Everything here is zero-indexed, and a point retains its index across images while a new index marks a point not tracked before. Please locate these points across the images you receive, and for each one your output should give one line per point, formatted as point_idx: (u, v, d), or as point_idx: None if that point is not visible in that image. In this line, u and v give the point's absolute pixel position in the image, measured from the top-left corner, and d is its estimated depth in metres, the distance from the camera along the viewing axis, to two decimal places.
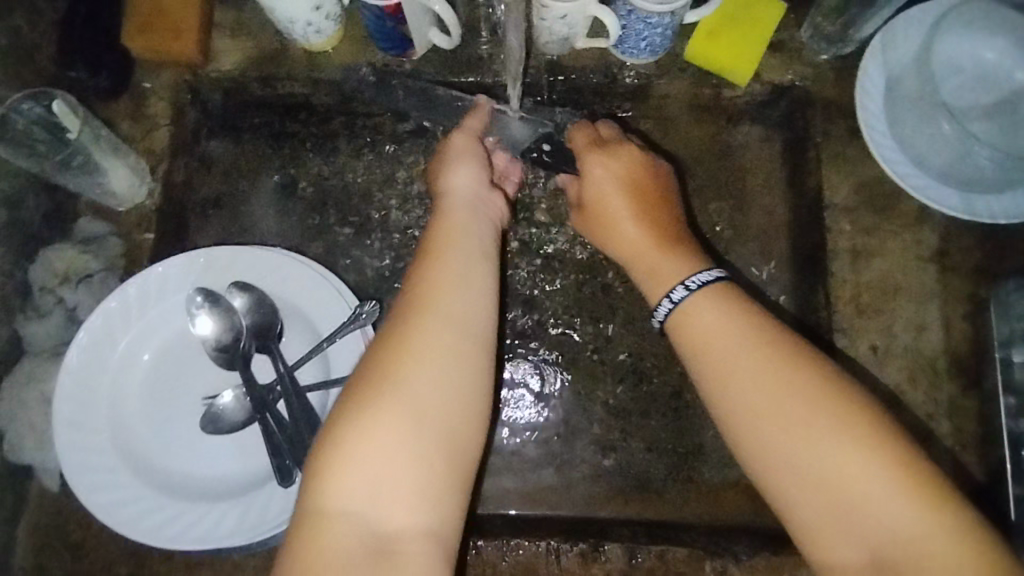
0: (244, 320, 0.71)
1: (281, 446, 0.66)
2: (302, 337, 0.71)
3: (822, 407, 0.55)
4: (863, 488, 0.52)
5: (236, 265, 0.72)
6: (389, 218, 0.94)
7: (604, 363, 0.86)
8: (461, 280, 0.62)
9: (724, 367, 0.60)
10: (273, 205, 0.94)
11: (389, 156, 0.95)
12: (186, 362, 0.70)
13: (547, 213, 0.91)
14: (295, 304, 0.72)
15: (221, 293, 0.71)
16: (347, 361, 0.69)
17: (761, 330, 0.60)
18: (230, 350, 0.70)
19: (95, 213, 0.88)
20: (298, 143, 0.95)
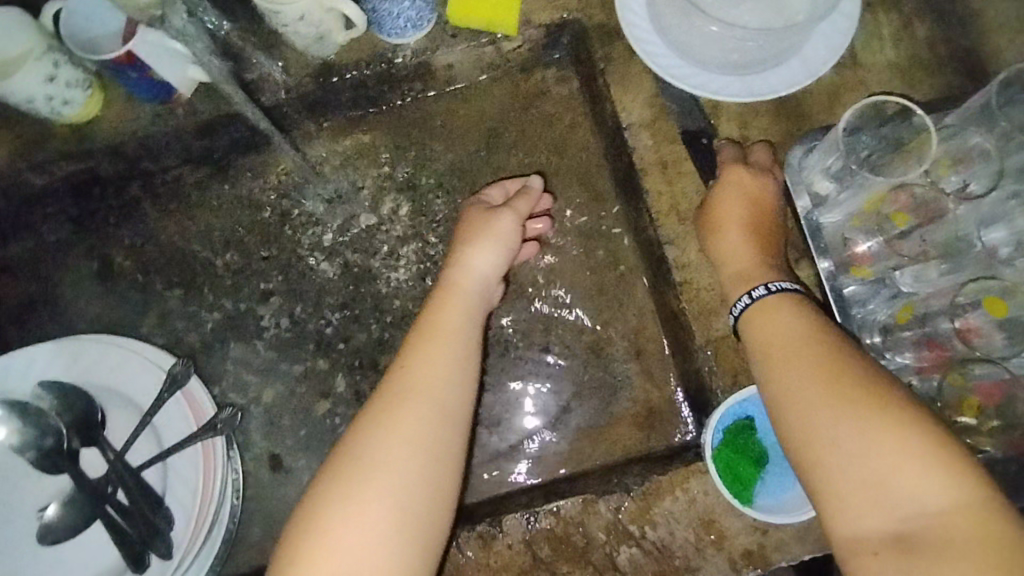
0: (62, 419, 0.67)
1: (128, 533, 0.64)
2: (124, 416, 0.67)
3: (886, 409, 0.58)
4: (904, 478, 0.55)
5: (33, 365, 0.68)
6: (215, 267, 0.90)
7: None
8: (458, 356, 0.68)
9: (786, 362, 0.65)
10: (92, 290, 0.90)
11: (200, 205, 0.92)
12: (5, 482, 0.66)
13: (374, 213, 0.91)
14: (109, 384, 0.68)
15: (28, 398, 0.67)
16: (175, 426, 0.66)
17: (826, 340, 0.65)
18: (53, 453, 0.66)
19: None
20: (102, 222, 0.92)
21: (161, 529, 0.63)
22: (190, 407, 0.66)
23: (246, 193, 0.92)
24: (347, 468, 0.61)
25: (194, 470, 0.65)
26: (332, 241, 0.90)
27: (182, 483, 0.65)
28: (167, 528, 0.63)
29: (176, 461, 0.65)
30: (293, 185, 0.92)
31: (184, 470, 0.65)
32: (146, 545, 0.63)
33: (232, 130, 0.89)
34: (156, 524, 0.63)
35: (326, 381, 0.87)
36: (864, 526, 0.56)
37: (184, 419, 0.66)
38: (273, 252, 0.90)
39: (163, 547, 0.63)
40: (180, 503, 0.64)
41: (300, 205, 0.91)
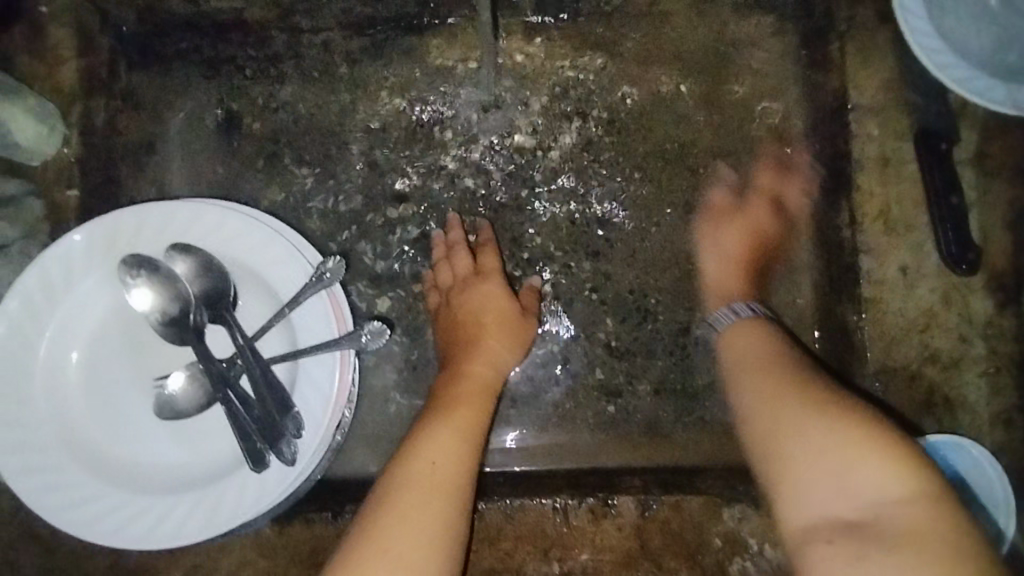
0: (190, 291, 0.61)
1: (249, 429, 0.59)
2: (260, 302, 0.62)
3: (797, 403, 0.59)
4: (842, 471, 0.53)
5: (172, 224, 0.62)
6: (349, 153, 0.82)
7: (603, 301, 0.79)
8: (463, 435, 0.66)
9: (751, 378, 0.65)
10: (214, 146, 0.82)
11: (347, 80, 0.82)
12: (130, 343, 0.61)
13: (531, 137, 0.81)
14: (247, 266, 0.62)
15: (159, 259, 0.61)
16: (314, 326, 0.61)
17: (772, 358, 0.66)
18: (179, 324, 0.61)
19: (6, 170, 0.75)
20: (237, 72, 0.82)
21: (285, 434, 0.59)
22: (333, 310, 0.61)
23: (396, 78, 0.82)
24: (412, 492, 0.61)
25: (327, 379, 0.60)
26: (480, 157, 0.81)
27: (313, 388, 0.60)
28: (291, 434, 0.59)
29: (309, 364, 0.60)
30: (451, 83, 0.82)
31: (317, 377, 0.60)
32: (267, 448, 0.59)
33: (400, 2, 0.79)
34: (281, 425, 0.59)
35: None
36: (815, 510, 0.53)
37: (327, 323, 0.61)
38: (413, 152, 0.82)
39: (288, 452, 0.58)
40: (309, 410, 0.59)
41: (452, 107, 0.82)
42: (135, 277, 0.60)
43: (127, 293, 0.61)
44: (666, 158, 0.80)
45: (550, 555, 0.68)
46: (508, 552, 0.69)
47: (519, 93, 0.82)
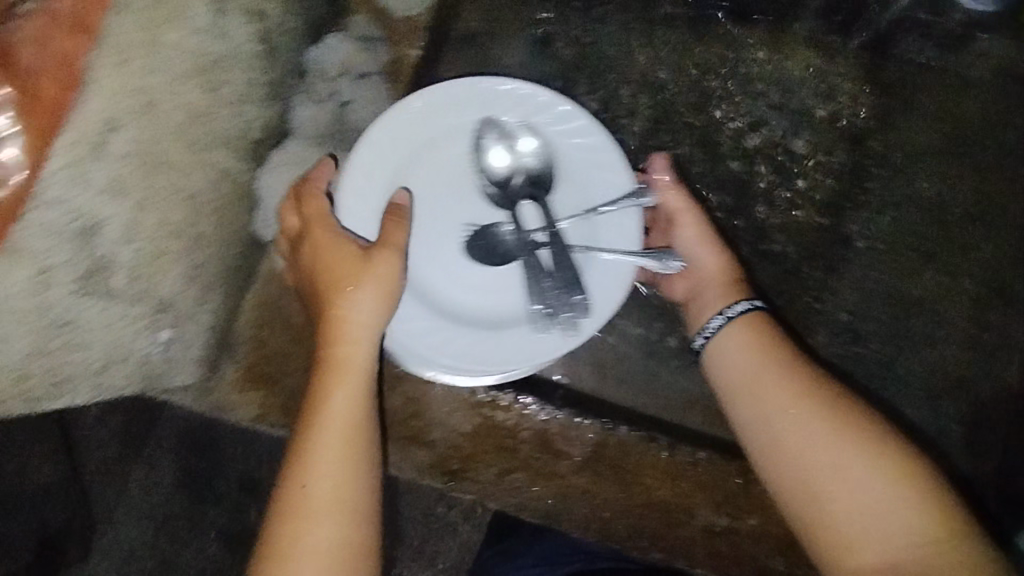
0: (524, 164, 0.69)
1: (546, 295, 0.66)
2: (575, 195, 0.69)
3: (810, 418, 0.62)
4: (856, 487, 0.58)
5: (529, 104, 0.69)
6: (637, 102, 0.87)
7: (822, 312, 0.84)
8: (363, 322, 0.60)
9: (761, 395, 0.64)
10: (522, 56, 0.87)
11: (662, 40, 0.88)
12: (461, 186, 0.69)
13: (809, 147, 0.86)
14: (577, 162, 0.70)
15: (512, 129, 0.69)
16: (616, 234, 0.68)
17: (775, 363, 0.66)
18: (506, 189, 0.69)
19: (367, 13, 0.80)
20: (567, 0, 0.88)
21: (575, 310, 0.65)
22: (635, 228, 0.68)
23: (709, 53, 0.87)
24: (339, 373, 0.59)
25: (618, 281, 0.67)
26: (757, 146, 0.86)
27: (603, 284, 0.67)
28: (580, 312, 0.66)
29: (604, 262, 0.67)
30: (758, 74, 0.87)
31: (609, 275, 0.67)
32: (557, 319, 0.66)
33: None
34: (568, 301, 0.66)
35: None
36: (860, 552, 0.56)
37: (633, 237, 0.68)
38: (696, 121, 0.86)
39: (569, 325, 0.66)
40: (596, 300, 0.66)
41: (746, 96, 0.87)
42: (486, 138, 0.69)
43: (476, 147, 0.69)
44: (927, 206, 0.85)
45: (721, 509, 0.75)
46: (685, 492, 0.75)
47: (814, 102, 0.87)
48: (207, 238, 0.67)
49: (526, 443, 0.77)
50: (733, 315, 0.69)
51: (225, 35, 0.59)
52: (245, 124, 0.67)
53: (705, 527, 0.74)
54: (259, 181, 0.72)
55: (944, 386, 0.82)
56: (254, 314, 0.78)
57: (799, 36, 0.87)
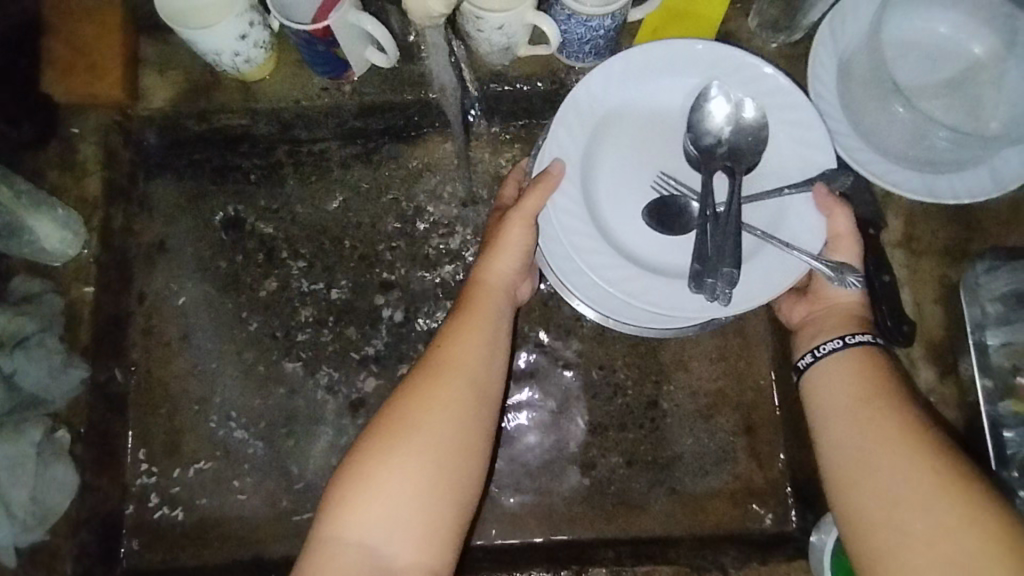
0: (734, 124, 0.71)
1: (708, 258, 0.67)
2: (777, 176, 0.71)
3: (899, 477, 0.58)
4: (915, 546, 0.55)
5: (757, 78, 0.71)
6: (343, 247, 0.91)
7: (575, 378, 0.85)
8: (471, 376, 0.64)
9: (851, 425, 0.63)
10: (217, 242, 0.91)
11: (341, 181, 0.92)
12: (656, 145, 0.73)
13: None
14: (780, 129, 0.71)
15: (744, 99, 0.71)
16: (805, 229, 0.69)
17: (883, 391, 0.64)
18: (708, 153, 0.71)
19: (29, 271, 0.80)
20: (242, 177, 0.92)
21: (720, 280, 0.66)
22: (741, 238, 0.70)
23: (387, 178, 0.92)
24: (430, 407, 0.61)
25: (781, 271, 0.68)
26: (460, 248, 0.90)
27: (759, 273, 0.68)
28: (735, 272, 0.66)
29: (774, 250, 0.68)
30: (432, 181, 0.92)
31: (772, 266, 0.68)
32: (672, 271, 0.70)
33: (391, 117, 0.89)
34: (726, 266, 0.66)
35: None
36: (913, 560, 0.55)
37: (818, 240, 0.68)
38: (399, 244, 0.91)
39: (721, 292, 0.66)
40: (750, 282, 0.67)
41: (435, 204, 0.91)
42: (702, 96, 0.71)
43: (708, 104, 0.71)
44: None
45: None
46: None
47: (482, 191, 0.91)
48: None
49: None
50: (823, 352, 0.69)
51: None
52: None
53: None
54: None
55: (710, 404, 0.83)
56: None
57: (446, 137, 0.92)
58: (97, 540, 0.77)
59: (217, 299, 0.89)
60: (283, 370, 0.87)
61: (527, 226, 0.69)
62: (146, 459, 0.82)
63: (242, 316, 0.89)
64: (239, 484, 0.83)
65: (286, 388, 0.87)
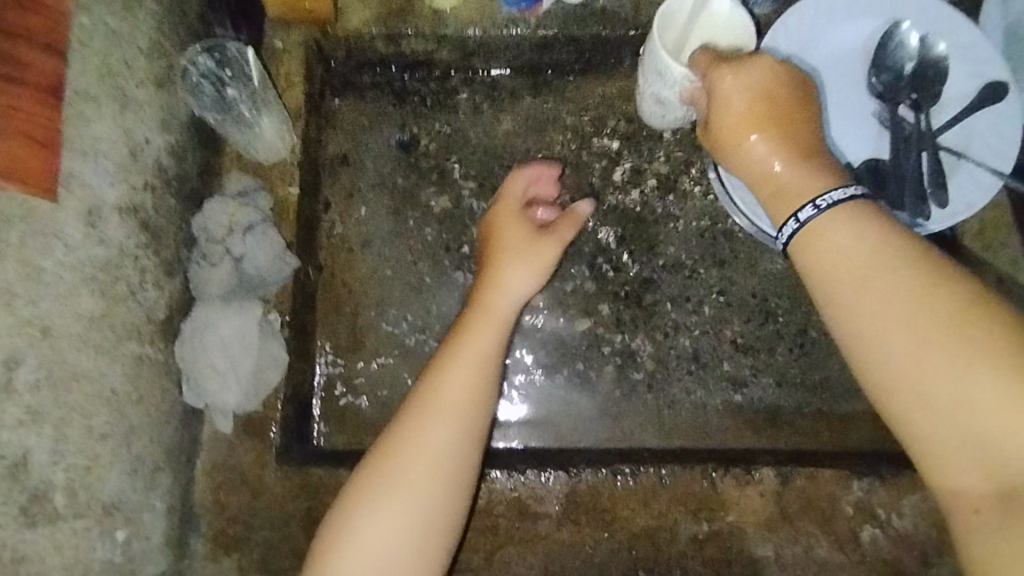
0: (918, 58, 0.76)
1: (905, 185, 0.74)
2: (956, 103, 0.75)
3: (896, 270, 0.52)
4: (860, 293, 0.53)
5: (940, 15, 0.75)
6: (512, 171, 0.96)
7: (730, 304, 0.91)
8: (472, 397, 0.70)
9: (932, 316, 0.50)
10: (392, 160, 0.96)
11: (510, 109, 0.97)
12: (846, 81, 0.77)
13: (666, 163, 0.94)
14: (962, 61, 0.75)
15: (929, 35, 0.75)
16: (992, 149, 0.74)
17: (875, 256, 0.53)
18: (891, 88, 0.76)
19: (242, 167, 0.86)
20: (419, 101, 0.97)
21: (915, 204, 0.73)
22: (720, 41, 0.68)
23: (554, 109, 0.97)
24: (426, 416, 0.68)
25: (977, 190, 0.73)
26: (623, 177, 0.94)
27: (963, 193, 0.73)
28: (933, 191, 0.73)
29: (970, 169, 0.73)
30: (597, 116, 0.96)
31: (970, 184, 0.73)
32: (873, 183, 0.74)
33: (565, 50, 0.95)
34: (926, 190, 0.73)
35: (593, 303, 0.92)
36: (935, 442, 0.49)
37: (1006, 160, 0.73)
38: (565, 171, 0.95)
39: (926, 213, 0.73)
40: (954, 197, 0.73)
41: (600, 135, 0.96)
42: (889, 34, 0.76)
43: (894, 41, 0.76)
44: None
45: (700, 515, 0.79)
46: (662, 511, 0.79)
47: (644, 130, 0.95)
48: (142, 427, 0.69)
49: (504, 516, 0.79)
50: (827, 205, 0.57)
51: (149, 224, 0.71)
52: (147, 309, 0.70)
53: (692, 537, 0.78)
54: (177, 354, 0.76)
55: None
56: (206, 481, 0.79)
57: (616, 72, 0.97)
58: (295, 417, 0.84)
59: (393, 212, 0.95)
60: (454, 281, 0.94)
61: (557, 248, 0.83)
62: (333, 349, 0.90)
63: (417, 230, 0.95)
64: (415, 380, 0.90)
65: (459, 297, 0.93)
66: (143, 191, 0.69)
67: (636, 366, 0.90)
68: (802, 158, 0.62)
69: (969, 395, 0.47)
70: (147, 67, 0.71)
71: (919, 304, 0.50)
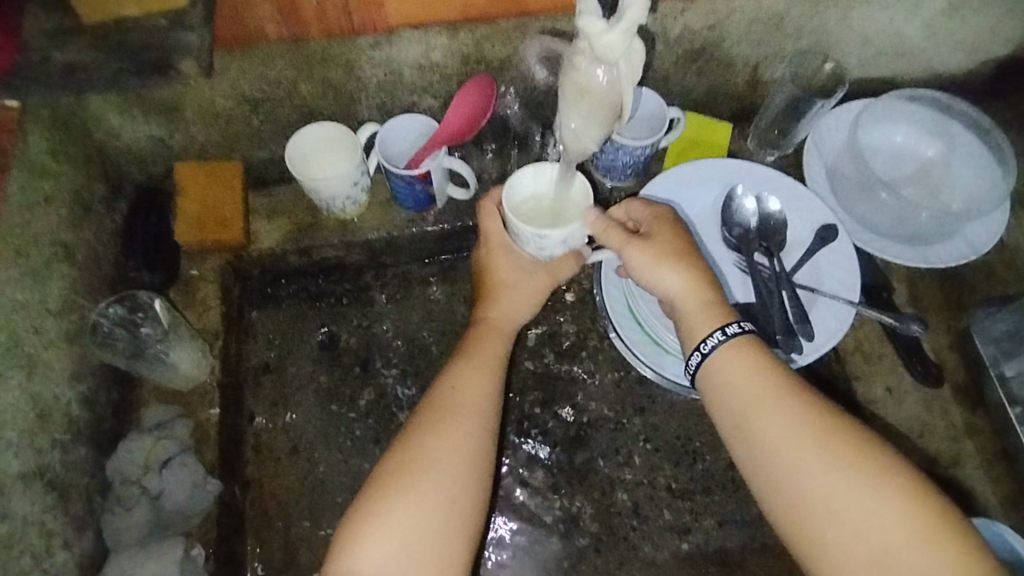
0: (758, 213, 0.87)
1: (777, 323, 0.81)
2: (798, 247, 0.87)
3: (799, 417, 0.66)
4: (778, 420, 0.67)
5: (766, 180, 0.90)
6: (433, 353, 1.01)
7: (658, 449, 0.94)
8: (475, 411, 0.73)
9: (827, 446, 0.65)
10: (314, 361, 0.99)
11: (422, 296, 1.04)
12: (704, 241, 0.88)
13: (574, 323, 1.01)
14: (794, 213, 0.88)
15: (761, 195, 0.88)
16: (839, 282, 0.84)
17: (781, 392, 0.68)
18: (743, 241, 0.87)
19: (159, 397, 0.87)
20: (335, 301, 1.03)
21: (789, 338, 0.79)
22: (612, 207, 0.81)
23: (464, 289, 1.04)
24: (440, 422, 0.71)
25: (837, 319, 0.82)
26: (537, 342, 1.00)
27: (824, 324, 0.82)
28: (799, 326, 0.80)
29: (824, 302, 0.83)
30: None
31: (828, 316, 0.82)
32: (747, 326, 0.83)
33: (465, 237, 1.04)
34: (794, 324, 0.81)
35: (528, 472, 0.92)
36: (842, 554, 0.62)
37: (853, 290, 0.83)
38: None
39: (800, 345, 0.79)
40: (818, 329, 0.81)
41: None
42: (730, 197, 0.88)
43: (735, 202, 0.88)
44: None
45: None
46: None
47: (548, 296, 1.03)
48: None
49: None
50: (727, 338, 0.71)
51: (56, 484, 0.70)
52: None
53: None
54: None
55: None
56: None
57: None
58: None
59: (319, 412, 0.96)
60: None
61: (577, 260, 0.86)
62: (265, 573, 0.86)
63: (344, 428, 0.95)
64: None
65: None
66: (49, 451, 0.70)
67: (579, 531, 0.89)
68: (700, 284, 0.75)
69: (866, 510, 0.62)
70: (55, 328, 0.75)
71: (820, 432, 0.65)
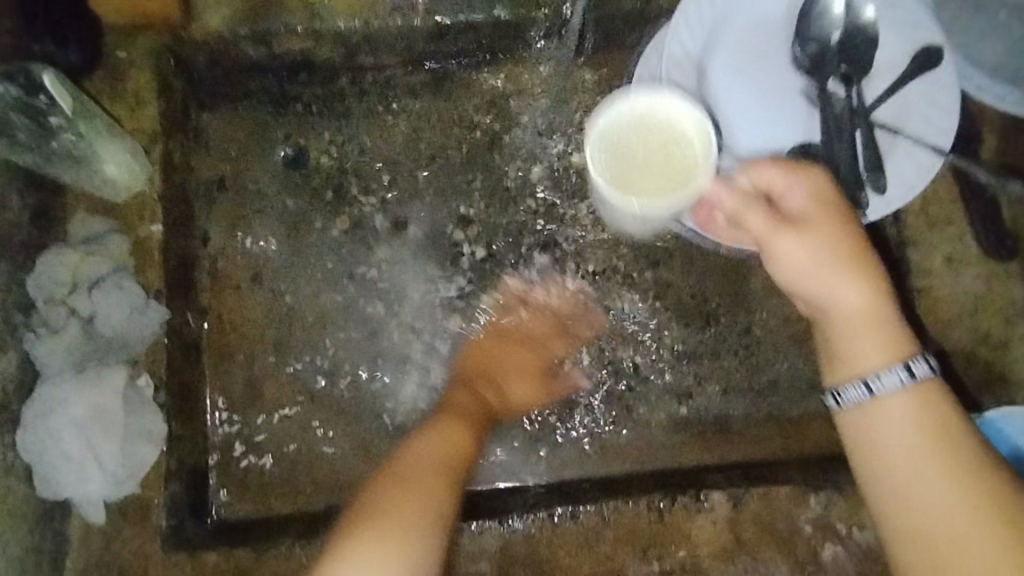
0: (844, 26, 0.67)
1: (839, 172, 0.66)
2: (889, 73, 0.67)
3: (966, 493, 0.46)
4: (931, 483, 0.47)
5: None
6: (418, 181, 0.85)
7: (667, 308, 0.83)
8: (414, 464, 0.64)
9: (1001, 546, 0.45)
10: (278, 179, 0.83)
11: (408, 110, 0.86)
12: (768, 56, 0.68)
13: (589, 157, 0.85)
14: (894, 25, 0.67)
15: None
16: (930, 125, 0.67)
17: (952, 463, 0.47)
18: (817, 62, 0.68)
19: (88, 207, 0.74)
20: (303, 108, 0.85)
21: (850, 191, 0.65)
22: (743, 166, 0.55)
23: (459, 106, 0.86)
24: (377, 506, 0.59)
25: (918, 170, 0.66)
26: (541, 177, 0.85)
27: (900, 175, 0.66)
28: (870, 178, 0.66)
29: (906, 149, 0.66)
30: (508, 111, 0.86)
31: (907, 165, 0.66)
32: None
33: (464, 39, 0.83)
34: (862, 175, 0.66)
35: (518, 321, 0.82)
36: None
37: (947, 136, 0.66)
38: (474, 176, 0.85)
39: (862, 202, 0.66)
40: (893, 181, 0.66)
41: (512, 133, 0.85)
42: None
43: (819, 6, 0.67)
44: None
45: (649, 554, 0.71)
46: (608, 554, 0.71)
47: (560, 123, 0.86)
48: None
49: None
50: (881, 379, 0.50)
51: None
52: None
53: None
54: (21, 445, 0.64)
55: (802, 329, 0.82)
56: None
57: (525, 58, 0.86)
58: (186, 493, 0.73)
59: (283, 239, 0.82)
60: (362, 312, 0.82)
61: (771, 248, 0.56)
62: (227, 407, 0.78)
63: (315, 259, 0.82)
64: (322, 433, 0.79)
65: (366, 330, 0.81)
66: None
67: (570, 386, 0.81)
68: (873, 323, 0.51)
69: None
70: None
71: (982, 503, 0.46)
